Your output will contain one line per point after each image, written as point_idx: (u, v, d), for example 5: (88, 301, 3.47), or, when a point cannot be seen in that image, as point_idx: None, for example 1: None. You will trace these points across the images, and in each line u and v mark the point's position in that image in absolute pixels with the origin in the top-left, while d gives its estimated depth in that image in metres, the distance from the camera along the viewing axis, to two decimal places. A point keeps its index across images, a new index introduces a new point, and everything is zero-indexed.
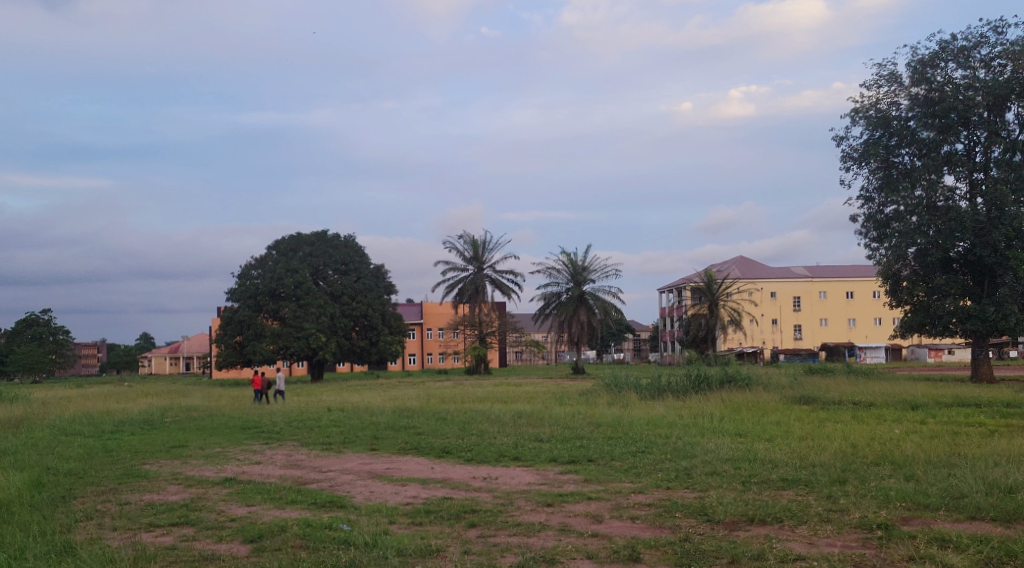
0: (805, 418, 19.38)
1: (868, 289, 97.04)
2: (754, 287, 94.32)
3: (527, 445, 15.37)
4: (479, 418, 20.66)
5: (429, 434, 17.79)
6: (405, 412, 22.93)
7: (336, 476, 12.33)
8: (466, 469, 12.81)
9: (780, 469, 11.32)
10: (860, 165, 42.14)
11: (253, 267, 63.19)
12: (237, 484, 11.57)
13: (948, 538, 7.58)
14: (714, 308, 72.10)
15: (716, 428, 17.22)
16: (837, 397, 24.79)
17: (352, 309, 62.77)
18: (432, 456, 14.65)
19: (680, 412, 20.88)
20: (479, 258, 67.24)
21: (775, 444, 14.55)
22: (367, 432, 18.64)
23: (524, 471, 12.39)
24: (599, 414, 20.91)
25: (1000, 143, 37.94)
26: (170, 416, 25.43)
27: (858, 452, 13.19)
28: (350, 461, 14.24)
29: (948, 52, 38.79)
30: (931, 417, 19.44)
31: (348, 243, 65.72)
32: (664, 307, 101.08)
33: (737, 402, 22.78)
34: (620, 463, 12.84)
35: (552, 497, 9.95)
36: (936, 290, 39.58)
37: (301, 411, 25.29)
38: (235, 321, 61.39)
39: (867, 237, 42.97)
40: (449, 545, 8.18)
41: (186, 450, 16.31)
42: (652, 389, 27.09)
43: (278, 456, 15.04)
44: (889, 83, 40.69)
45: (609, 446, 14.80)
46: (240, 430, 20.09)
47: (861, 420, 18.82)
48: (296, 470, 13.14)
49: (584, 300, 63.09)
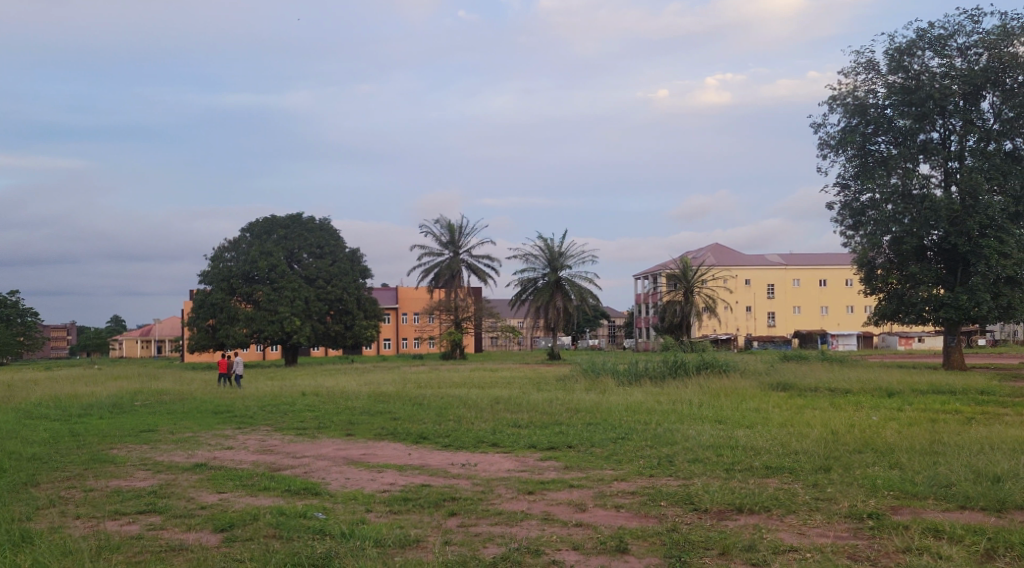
0: (783, 404, 19.33)
1: (841, 277, 97.74)
2: (729, 274, 94.72)
3: (505, 431, 15.15)
4: (456, 403, 20.45)
5: (406, 419, 17.54)
6: (381, 397, 22.67)
7: (311, 462, 12.03)
8: (444, 455, 12.57)
9: (763, 456, 11.19)
10: (837, 152, 42.14)
11: (227, 249, 62.37)
12: (208, 470, 11.24)
13: (941, 528, 7.46)
14: (690, 295, 72.20)
15: (695, 415, 17.11)
16: (813, 384, 24.82)
17: (326, 292, 62.20)
18: (409, 442, 14.40)
19: (658, 398, 20.75)
20: (456, 242, 66.85)
21: (755, 431, 14.43)
22: (342, 417, 18.35)
23: (503, 457, 12.18)
24: (578, 400, 20.74)
25: (975, 132, 38.10)
26: (140, 399, 24.95)
27: (840, 440, 13.09)
28: (325, 446, 13.96)
29: (926, 40, 38.85)
30: (908, 404, 19.45)
31: (323, 227, 65.09)
32: (639, 293, 101.27)
33: (715, 388, 22.73)
34: (601, 450, 12.66)
35: (533, 484, 9.74)
36: (910, 278, 39.77)
37: (274, 395, 24.93)
38: (208, 304, 60.60)
39: (843, 225, 43.04)
40: (429, 535, 7.94)
41: (156, 434, 15.91)
42: (629, 374, 27.01)
43: (251, 441, 14.72)
44: (867, 71, 40.70)
45: (589, 433, 14.61)
46: (212, 414, 19.72)
47: (839, 407, 18.79)
48: (270, 455, 12.83)
49: (561, 286, 62.96)
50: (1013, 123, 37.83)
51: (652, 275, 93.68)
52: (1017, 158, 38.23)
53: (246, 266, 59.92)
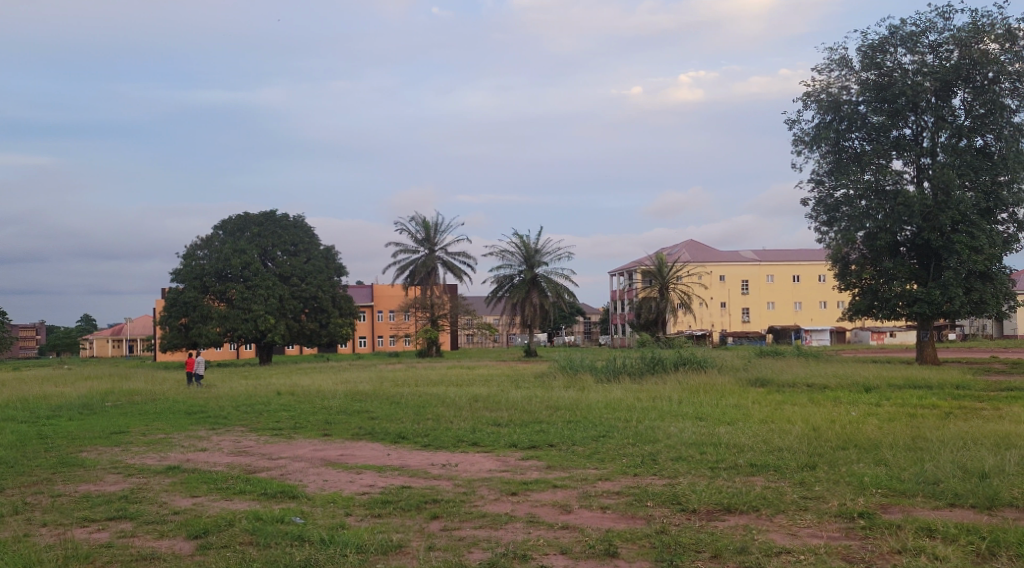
0: (762, 400, 19.30)
1: (814, 273, 98.43)
2: (704, 270, 95.10)
3: (484, 430, 14.96)
4: (434, 401, 20.24)
5: (383, 419, 17.29)
6: (358, 396, 22.40)
7: (287, 464, 11.77)
8: (424, 455, 12.36)
9: (746, 453, 11.08)
10: (811, 149, 42.28)
11: (199, 247, 61.69)
12: (181, 473, 10.95)
13: (934, 527, 7.38)
14: (665, 292, 72.33)
15: (675, 412, 17.02)
16: (791, 380, 24.86)
17: (301, 290, 61.63)
18: (387, 442, 14.16)
19: (637, 395, 20.67)
20: (431, 240, 66.50)
21: (737, 428, 14.34)
22: (318, 417, 18.07)
23: (484, 457, 11.98)
24: (557, 397, 20.60)
25: (947, 128, 38.36)
26: (111, 400, 24.52)
27: (822, 436, 13.03)
28: (302, 447, 13.69)
29: (898, 37, 39.05)
30: (886, 399, 19.48)
31: (298, 224, 64.51)
32: (615, 290, 101.50)
33: (693, 385, 22.68)
34: (583, 449, 12.50)
35: (516, 485, 9.56)
36: (883, 274, 40.01)
37: (249, 394, 24.59)
38: (180, 303, 59.85)
39: (817, 221, 43.22)
40: (412, 540, 7.73)
41: (127, 436, 15.55)
42: (607, 371, 26.91)
43: (226, 443, 14.42)
44: (841, 68, 40.85)
45: (570, 432, 14.44)
46: (185, 415, 19.34)
47: (818, 402, 18.78)
48: (245, 457, 12.55)
49: (537, 283, 62.87)
50: (983, 119, 38.11)
51: (628, 271, 93.82)
52: (988, 154, 38.52)
53: (219, 264, 59.27)
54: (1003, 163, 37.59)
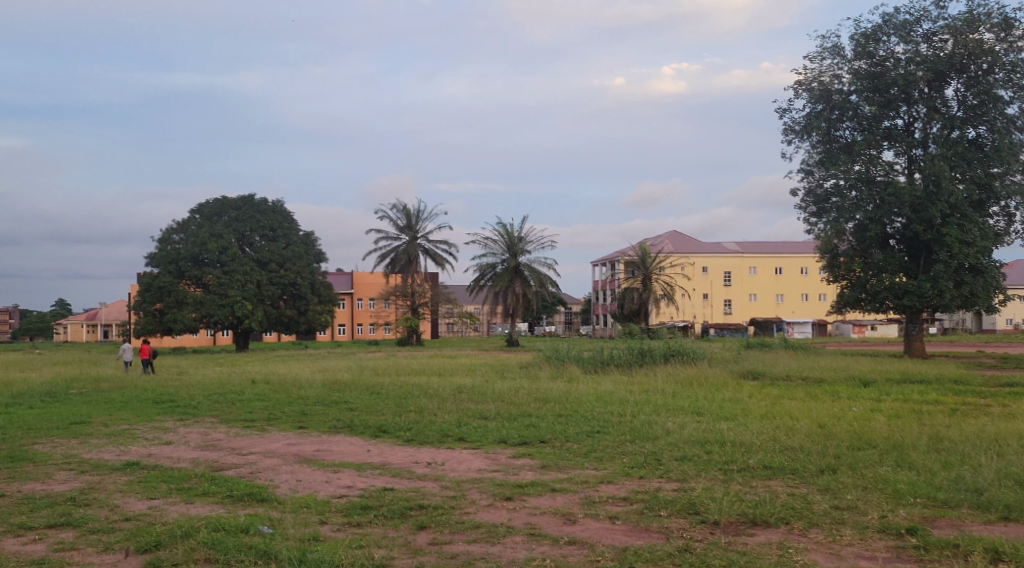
0: (760, 394, 18.48)
1: (796, 265, 98.25)
2: (687, 261, 94.52)
3: (471, 424, 14.06)
4: (417, 392, 19.29)
5: (364, 410, 16.33)
6: (336, 385, 21.46)
7: (258, 460, 10.78)
8: (406, 452, 11.44)
9: (755, 453, 10.26)
10: (802, 138, 41.54)
11: (175, 231, 60.33)
12: (139, 470, 9.94)
13: (994, 547, 6.67)
14: (648, 282, 71.62)
15: (671, 406, 16.18)
16: (785, 373, 24.17)
17: (279, 276, 60.31)
18: (367, 436, 13.26)
19: (628, 388, 19.84)
20: (413, 227, 65.43)
21: (739, 425, 13.53)
22: (294, 408, 17.09)
23: (472, 455, 11.08)
24: (545, 389, 19.73)
25: (939, 119, 37.73)
26: (77, 387, 23.44)
27: (832, 434, 12.20)
28: (277, 441, 12.72)
29: (891, 26, 38.33)
30: (887, 393, 18.72)
31: (276, 209, 63.30)
32: (597, 279, 100.86)
33: (685, 377, 21.82)
34: (578, 446, 11.64)
35: (510, 488, 8.68)
36: (872, 266, 39.38)
37: (221, 382, 23.56)
38: (154, 287, 58.49)
39: (806, 212, 42.62)
40: (397, 558, 6.84)
41: (88, 427, 14.51)
42: (594, 362, 26.11)
43: (193, 436, 13.43)
44: (832, 56, 40.13)
45: (562, 426, 13.57)
46: (153, 404, 18.32)
47: (816, 397, 18.03)
48: (213, 452, 11.57)
49: (520, 272, 61.94)
50: (976, 110, 37.52)
51: (610, 261, 93.22)
52: (980, 145, 37.98)
53: (195, 248, 58.01)
54: (995, 156, 37.04)
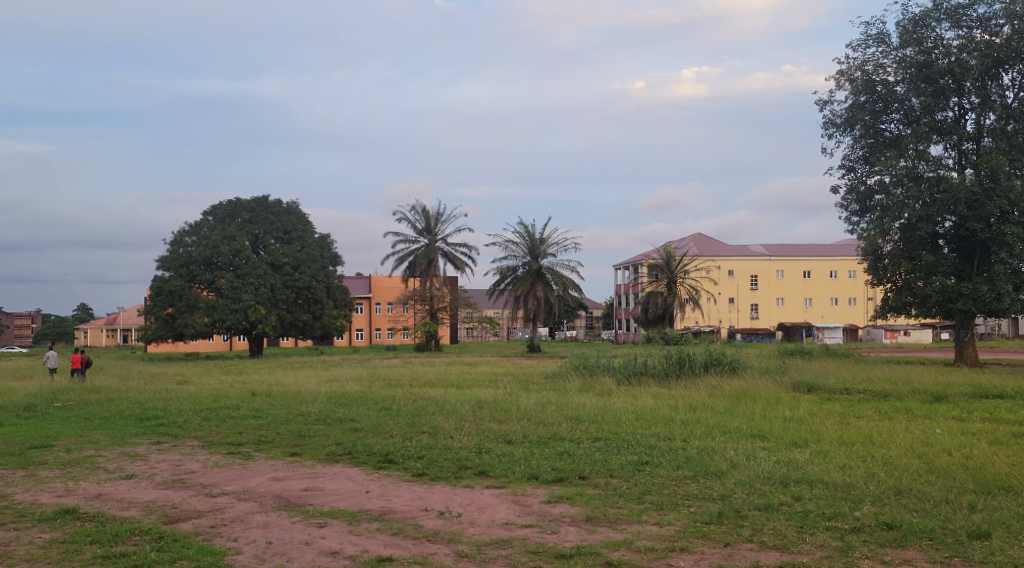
0: (821, 412, 16.16)
1: (825, 269, 95.50)
2: (712, 265, 91.97)
3: (494, 452, 11.84)
4: (432, 408, 17.05)
5: (369, 432, 14.10)
6: (342, 399, 19.21)
7: (228, 505, 8.61)
8: (416, 492, 9.30)
9: (858, 498, 8.29)
10: (843, 132, 39.01)
11: (187, 234, 58.56)
12: (72, 522, 7.86)
13: None
14: (673, 286, 69.07)
15: (726, 428, 13.87)
16: (840, 384, 21.73)
17: (294, 280, 58.45)
18: (369, 466, 11.08)
19: (670, 404, 17.43)
20: (432, 230, 63.40)
21: (819, 453, 11.28)
22: (291, 427, 14.95)
23: (496, 497, 8.97)
24: (576, 404, 17.41)
25: (995, 110, 35.17)
26: (62, 400, 21.34)
27: (944, 469, 9.89)
28: (260, 474, 10.52)
29: (942, 11, 35.83)
30: (966, 412, 16.34)
31: (291, 211, 61.56)
32: (620, 283, 98.55)
33: (732, 390, 19.46)
34: (626, 484, 9.46)
35: (550, 562, 6.84)
36: (922, 268, 36.63)
37: (218, 395, 21.47)
38: (166, 291, 56.64)
39: (848, 211, 40.16)
40: None
41: (45, 454, 12.38)
42: (628, 371, 23.78)
43: (164, 466, 11.32)
44: (877, 43, 37.57)
45: (602, 456, 11.37)
46: (134, 424, 16.16)
47: (888, 416, 15.71)
48: (176, 492, 9.37)
49: (542, 275, 59.68)
50: None
51: (633, 264, 90.79)
52: None
53: (207, 251, 56.20)
54: None
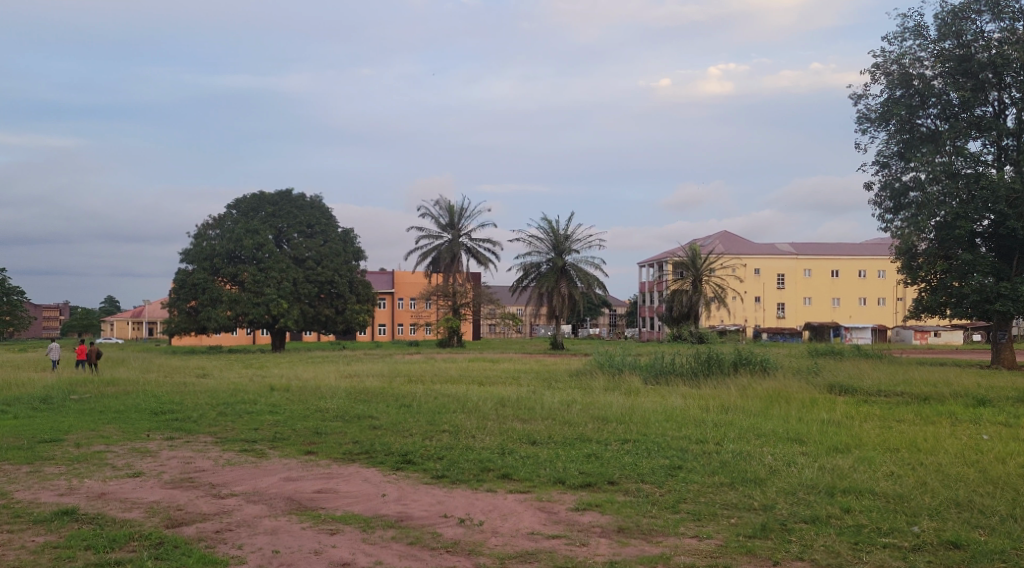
0: (859, 416, 15.40)
1: (853, 268, 94.09)
2: (738, 263, 90.98)
3: (517, 453, 11.26)
4: (453, 405, 16.50)
5: (387, 430, 13.58)
6: (361, 395, 18.72)
7: (236, 507, 8.12)
8: (435, 496, 8.75)
9: (916, 514, 7.69)
10: (877, 127, 38.05)
11: (211, 228, 58.45)
12: (69, 525, 7.40)
13: None
14: (698, 284, 68.21)
15: (761, 431, 13.20)
16: (876, 387, 20.93)
17: (317, 274, 58.20)
18: (386, 467, 10.54)
19: (699, 405, 16.77)
20: (455, 225, 62.93)
21: (864, 460, 10.61)
22: (308, 424, 14.47)
23: (521, 503, 8.39)
24: (603, 404, 16.80)
25: None
26: (78, 392, 21.01)
27: (1001, 479, 9.22)
28: (272, 474, 10.03)
29: (983, 2, 34.78)
30: (1011, 417, 15.55)
31: (315, 204, 61.25)
32: (645, 282, 97.70)
33: (763, 391, 18.75)
34: (659, 491, 8.87)
35: None
36: (958, 267, 35.62)
37: (235, 389, 21.10)
38: (189, 284, 56.56)
39: (881, 208, 39.21)
40: None
41: (53, 449, 11.96)
42: (654, 370, 23.13)
43: (173, 463, 10.85)
44: (914, 36, 36.58)
45: (633, 460, 10.74)
46: (149, 418, 15.75)
47: (932, 420, 14.92)
48: (183, 492, 8.90)
49: (566, 272, 59.00)
50: None
51: (658, 262, 89.91)
52: None
53: (230, 244, 56.00)
54: None
